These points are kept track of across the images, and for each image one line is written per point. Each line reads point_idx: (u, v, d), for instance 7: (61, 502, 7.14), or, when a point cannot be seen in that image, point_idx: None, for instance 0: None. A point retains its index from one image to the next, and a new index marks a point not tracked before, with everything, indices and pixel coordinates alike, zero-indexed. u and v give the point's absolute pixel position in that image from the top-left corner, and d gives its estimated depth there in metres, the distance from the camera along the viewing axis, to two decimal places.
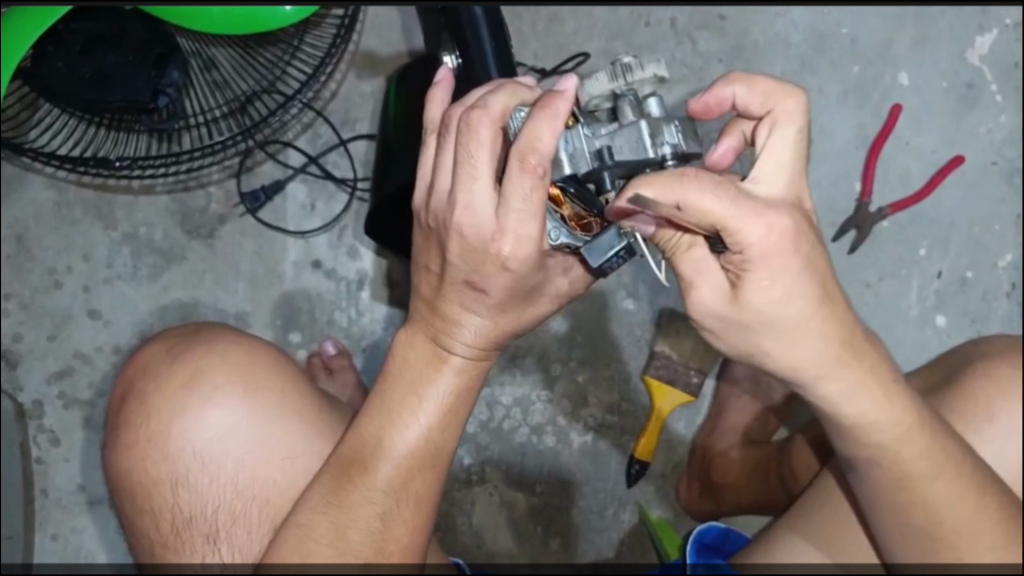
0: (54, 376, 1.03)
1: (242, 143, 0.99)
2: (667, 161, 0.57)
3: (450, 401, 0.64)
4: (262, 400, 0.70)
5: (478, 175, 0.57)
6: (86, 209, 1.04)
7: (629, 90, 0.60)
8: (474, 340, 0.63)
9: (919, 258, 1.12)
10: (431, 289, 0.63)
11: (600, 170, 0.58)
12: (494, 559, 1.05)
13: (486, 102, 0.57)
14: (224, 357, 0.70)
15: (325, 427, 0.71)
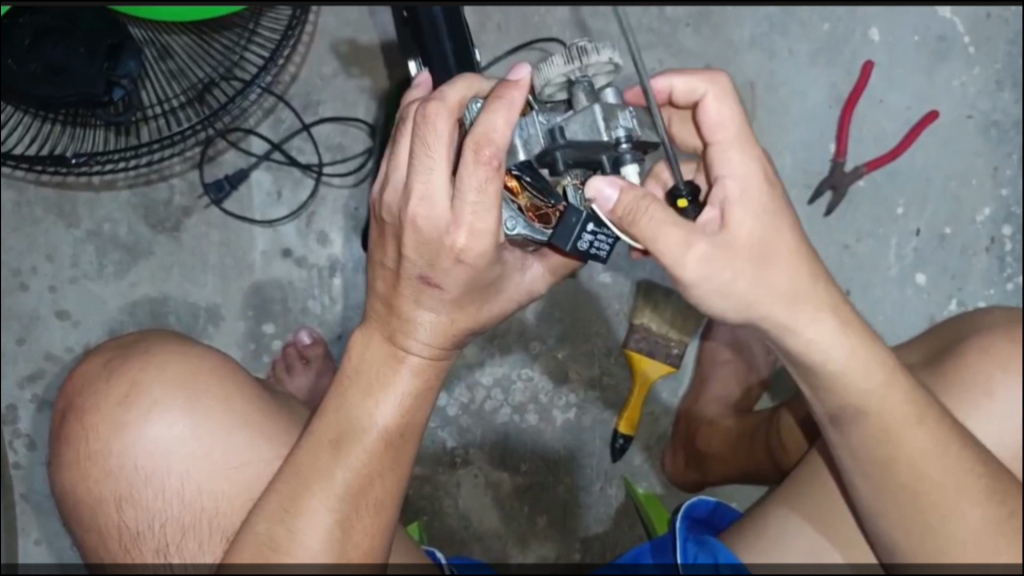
0: (26, 379, 1.01)
1: (203, 132, 0.97)
2: (621, 142, 0.57)
3: (408, 404, 0.63)
4: (202, 409, 0.68)
5: (436, 166, 0.56)
6: (47, 208, 1.01)
7: (586, 76, 0.58)
8: (433, 339, 0.62)
9: (897, 217, 1.11)
10: (389, 287, 0.62)
11: (552, 148, 0.58)
12: (482, 540, 1.05)
13: (441, 91, 0.56)
14: (159, 367, 0.68)
15: (268, 431, 0.69)
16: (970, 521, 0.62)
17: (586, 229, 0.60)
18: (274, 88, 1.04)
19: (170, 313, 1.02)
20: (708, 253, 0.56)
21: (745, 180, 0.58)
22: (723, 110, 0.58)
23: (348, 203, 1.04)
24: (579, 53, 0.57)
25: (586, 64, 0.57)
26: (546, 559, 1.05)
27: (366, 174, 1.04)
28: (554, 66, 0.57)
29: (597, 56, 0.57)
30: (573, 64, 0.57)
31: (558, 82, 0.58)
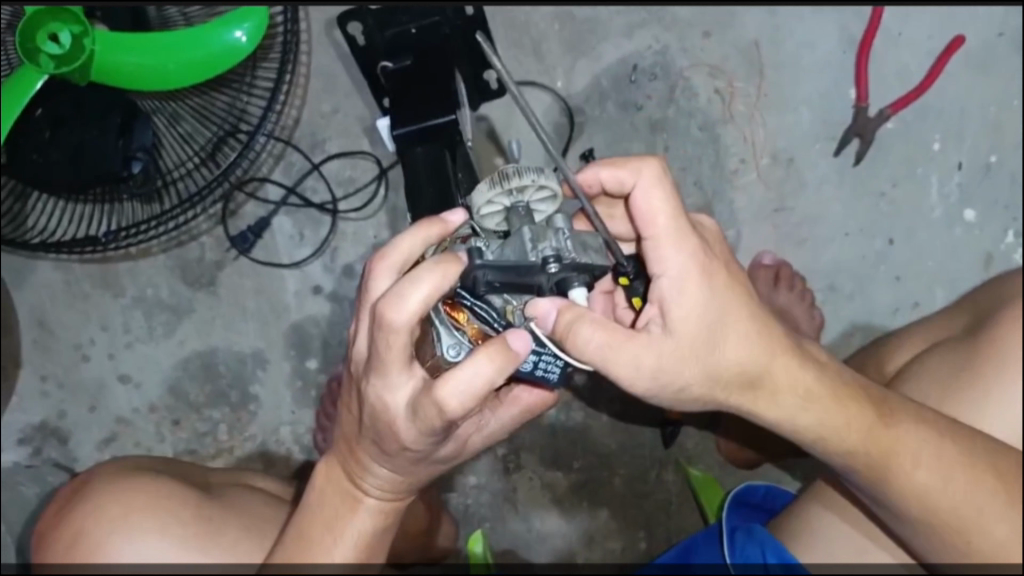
0: (101, 444, 1.08)
1: (218, 190, 1.01)
2: (548, 265, 0.55)
3: (365, 540, 0.67)
4: (170, 533, 0.76)
5: (391, 365, 0.56)
6: (94, 282, 1.08)
7: (518, 198, 0.56)
8: (383, 486, 0.65)
9: (933, 154, 1.05)
10: (350, 434, 0.65)
11: (472, 268, 0.55)
12: (546, 541, 1.05)
13: (401, 297, 0.53)
14: (104, 510, 0.76)
15: (210, 551, 0.77)
16: (999, 536, 0.66)
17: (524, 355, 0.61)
18: (280, 134, 1.07)
19: (219, 364, 1.07)
20: (663, 357, 0.58)
21: (682, 278, 0.58)
22: (658, 204, 0.57)
23: (367, 233, 1.07)
24: (502, 177, 0.56)
25: (511, 187, 0.55)
26: (614, 552, 1.05)
27: (379, 202, 1.06)
28: (480, 192, 0.56)
29: (520, 182, 0.55)
30: (497, 190, 0.56)
31: (493, 209, 0.57)
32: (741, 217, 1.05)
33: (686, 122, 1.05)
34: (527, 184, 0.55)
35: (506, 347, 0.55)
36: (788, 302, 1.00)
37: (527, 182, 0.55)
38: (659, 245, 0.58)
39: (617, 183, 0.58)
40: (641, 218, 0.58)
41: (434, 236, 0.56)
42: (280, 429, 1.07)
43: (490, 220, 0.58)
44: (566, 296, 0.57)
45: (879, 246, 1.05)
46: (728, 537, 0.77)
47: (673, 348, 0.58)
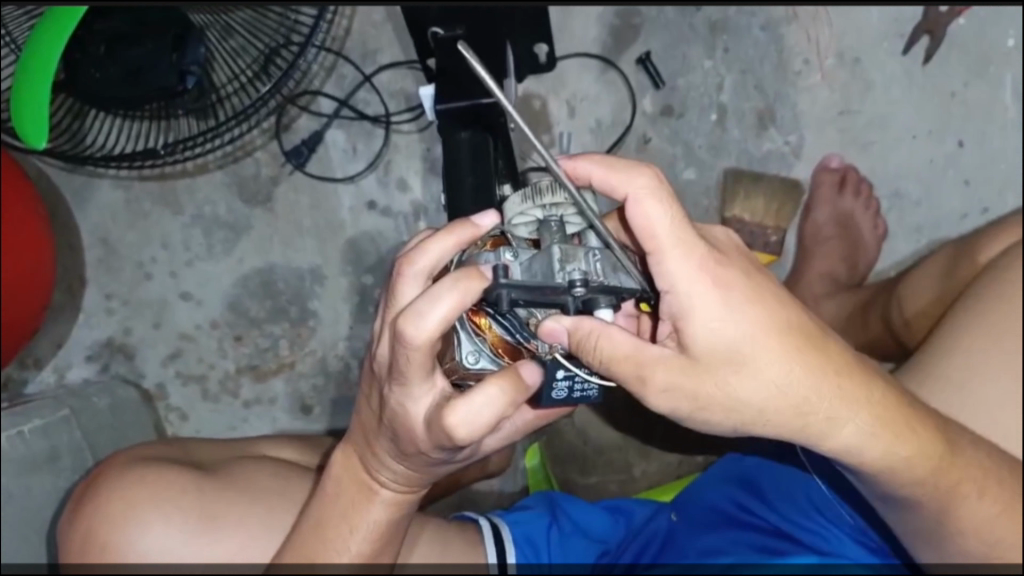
0: (167, 360, 1.10)
1: (272, 101, 1.01)
2: (575, 288, 0.47)
3: (380, 530, 0.63)
4: (174, 521, 0.71)
5: (410, 374, 0.51)
6: (153, 201, 1.09)
7: (551, 212, 0.50)
8: (399, 480, 0.61)
9: (1008, 51, 1.00)
10: (366, 428, 0.59)
11: (495, 285, 0.47)
12: (602, 455, 1.04)
13: (421, 311, 0.48)
14: (98, 512, 0.71)
15: (217, 536, 0.72)
16: None
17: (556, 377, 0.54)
18: (331, 46, 1.06)
19: (278, 280, 1.08)
20: (676, 382, 0.51)
21: (700, 299, 0.49)
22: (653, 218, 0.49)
23: (419, 146, 1.05)
24: (535, 191, 0.50)
25: (543, 203, 0.50)
26: (670, 464, 1.03)
27: (431, 114, 1.05)
28: (511, 204, 0.51)
29: (554, 199, 0.50)
30: (529, 205, 0.50)
31: (526, 222, 0.51)
32: (803, 121, 1.03)
33: (747, 23, 1.02)
34: (560, 202, 0.50)
35: (514, 374, 0.52)
36: (851, 208, 0.99)
37: (561, 200, 0.50)
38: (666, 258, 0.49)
39: (614, 185, 0.49)
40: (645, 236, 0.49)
41: (465, 240, 0.50)
42: (339, 344, 1.08)
43: (520, 230, 0.51)
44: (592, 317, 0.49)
45: (948, 149, 1.01)
46: None
47: (694, 371, 0.51)
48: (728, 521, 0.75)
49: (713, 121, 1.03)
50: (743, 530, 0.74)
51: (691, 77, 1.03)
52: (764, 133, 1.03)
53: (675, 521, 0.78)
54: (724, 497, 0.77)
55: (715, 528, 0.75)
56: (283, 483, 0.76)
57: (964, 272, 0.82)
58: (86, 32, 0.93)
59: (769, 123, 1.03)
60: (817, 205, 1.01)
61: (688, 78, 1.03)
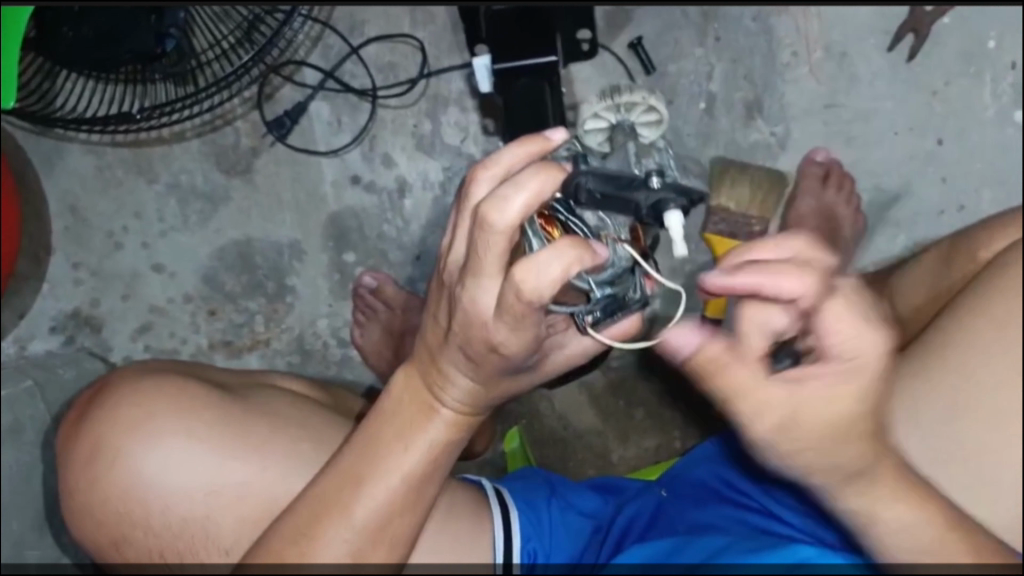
0: (137, 333, 1.06)
1: (255, 68, 0.98)
2: (649, 179, 0.56)
3: (436, 450, 0.62)
4: (190, 429, 0.70)
5: (484, 269, 0.52)
6: (126, 168, 1.06)
7: None
8: (462, 397, 0.60)
9: (989, 51, 1.02)
10: (436, 342, 0.59)
11: (576, 173, 0.56)
12: (582, 439, 1.05)
13: (505, 197, 0.49)
14: (113, 418, 0.70)
15: (233, 452, 0.70)
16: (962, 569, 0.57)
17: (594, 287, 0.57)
18: (318, 15, 1.04)
19: (256, 254, 1.06)
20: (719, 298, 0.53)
21: (867, 340, 0.52)
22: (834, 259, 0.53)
23: (407, 121, 1.04)
24: None
25: None
26: (648, 450, 1.04)
27: (420, 91, 1.03)
28: None
29: None
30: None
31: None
32: (790, 113, 1.04)
33: (739, 12, 1.03)
34: None
35: (584, 244, 0.51)
36: (834, 201, 1.00)
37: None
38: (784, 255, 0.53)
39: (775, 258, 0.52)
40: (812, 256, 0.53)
41: (533, 153, 0.53)
42: (317, 322, 1.06)
43: (587, 142, 0.61)
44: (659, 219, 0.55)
45: (928, 145, 1.03)
46: None
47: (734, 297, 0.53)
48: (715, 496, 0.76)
49: (701, 109, 1.03)
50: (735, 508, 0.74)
51: (682, 64, 1.03)
52: (752, 123, 1.04)
53: (663, 498, 0.78)
54: (709, 472, 0.79)
55: (704, 502, 0.76)
56: (300, 411, 0.75)
57: (955, 276, 0.82)
58: None
59: (757, 114, 1.04)
60: (801, 197, 1.01)
61: (679, 64, 1.03)
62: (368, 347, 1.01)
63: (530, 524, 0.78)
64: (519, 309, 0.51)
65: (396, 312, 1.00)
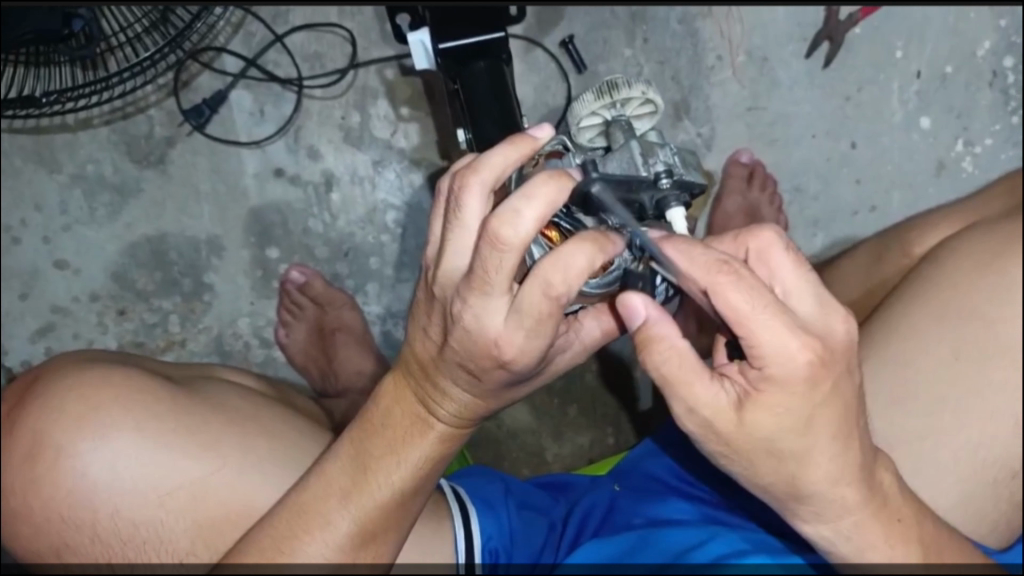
0: (37, 334, 0.99)
1: (172, 53, 0.92)
2: (659, 178, 0.52)
3: (425, 465, 0.59)
4: (144, 428, 0.64)
5: (492, 287, 0.48)
6: (25, 156, 0.98)
7: (620, 113, 0.59)
8: (459, 412, 0.57)
9: (896, 60, 1.08)
10: (427, 357, 0.55)
11: (588, 182, 0.50)
12: (516, 437, 1.04)
13: (517, 211, 0.45)
14: (58, 410, 0.63)
15: (189, 454, 0.65)
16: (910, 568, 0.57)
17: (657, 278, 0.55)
18: None
19: (171, 250, 1.00)
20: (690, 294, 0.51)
21: (796, 361, 0.48)
22: (785, 263, 0.52)
23: (334, 113, 1.00)
24: (610, 89, 0.59)
25: (618, 98, 0.59)
26: (582, 446, 1.04)
27: (349, 81, 1.00)
28: (586, 101, 0.59)
29: (626, 93, 0.58)
30: (604, 101, 0.59)
31: (594, 122, 0.59)
32: (715, 115, 1.06)
33: (666, 15, 1.05)
34: (632, 96, 0.59)
35: (600, 234, 0.49)
36: (758, 200, 1.03)
37: (631, 94, 0.59)
38: (777, 263, 0.52)
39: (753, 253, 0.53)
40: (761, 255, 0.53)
41: (525, 156, 0.49)
42: (238, 321, 1.01)
43: (585, 133, 0.60)
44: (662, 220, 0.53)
45: (842, 148, 1.08)
46: None
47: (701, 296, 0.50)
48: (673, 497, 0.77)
49: None
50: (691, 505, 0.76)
51: (611, 64, 1.04)
52: (679, 123, 1.06)
53: (617, 492, 0.79)
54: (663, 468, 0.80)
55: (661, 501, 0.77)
56: (256, 407, 0.71)
57: (889, 268, 0.85)
58: None
59: (683, 115, 1.06)
60: (726, 196, 1.04)
61: (609, 64, 1.04)
62: (293, 346, 0.98)
63: (491, 524, 0.76)
64: (545, 309, 0.48)
65: (324, 307, 0.97)
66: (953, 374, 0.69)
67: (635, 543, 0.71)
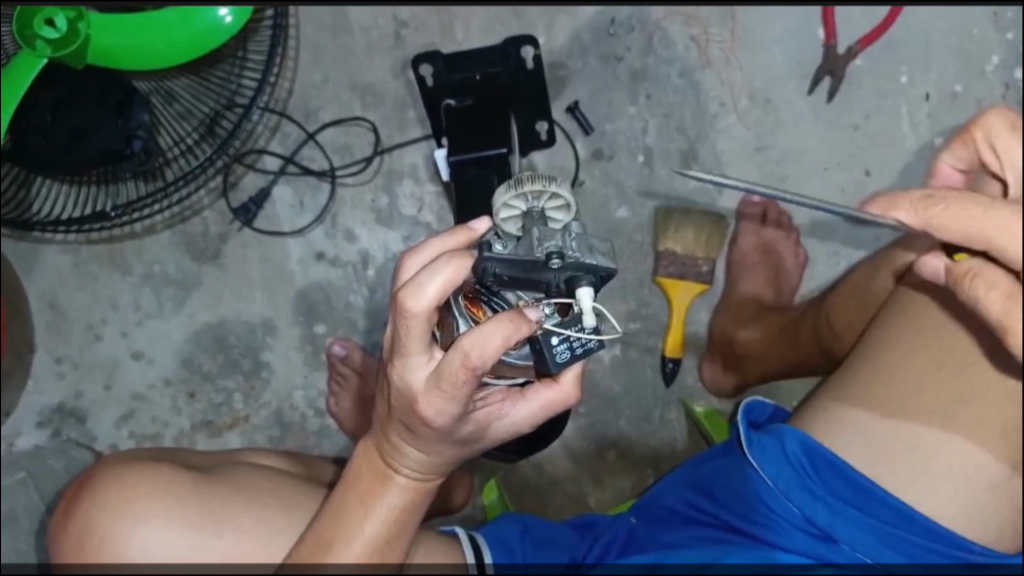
0: (120, 421, 1.10)
1: (219, 161, 1.03)
2: (552, 261, 0.58)
3: (395, 513, 0.72)
4: (173, 511, 0.78)
5: (410, 345, 0.62)
6: (101, 263, 1.11)
7: (534, 205, 0.62)
8: (415, 467, 0.70)
9: (902, 86, 1.09)
10: (381, 422, 0.69)
11: (480, 260, 0.59)
12: (558, 485, 1.08)
13: (420, 285, 0.59)
14: (103, 503, 0.78)
15: (214, 528, 0.79)
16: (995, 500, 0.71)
17: (554, 344, 0.62)
18: (275, 107, 1.11)
19: (230, 335, 1.10)
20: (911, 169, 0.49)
21: None
22: None
23: (365, 197, 1.10)
24: (520, 183, 0.62)
25: (527, 190, 0.61)
26: (623, 490, 1.08)
27: (376, 167, 1.10)
28: (499, 194, 0.63)
29: (533, 185, 0.61)
30: (514, 194, 0.61)
31: (511, 213, 0.63)
32: (723, 158, 1.10)
33: (666, 71, 1.11)
34: (539, 188, 0.61)
35: (517, 314, 0.58)
36: (773, 237, 1.06)
37: (541, 187, 0.62)
38: None
39: None
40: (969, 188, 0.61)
41: (460, 243, 0.63)
42: (294, 394, 1.10)
43: (508, 225, 0.63)
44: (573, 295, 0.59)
45: (856, 177, 1.09)
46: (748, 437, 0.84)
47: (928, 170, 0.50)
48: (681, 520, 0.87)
49: (640, 162, 1.10)
50: (697, 525, 0.86)
51: (618, 123, 1.10)
52: (689, 170, 1.10)
53: (634, 524, 0.89)
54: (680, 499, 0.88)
55: (669, 526, 0.87)
56: (275, 484, 0.84)
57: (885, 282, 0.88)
58: (29, 101, 0.95)
59: (693, 162, 1.10)
60: (742, 235, 1.07)
61: (615, 122, 1.10)
62: (342, 415, 1.06)
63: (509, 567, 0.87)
64: (460, 374, 0.60)
65: (365, 376, 1.04)
66: (942, 386, 0.71)
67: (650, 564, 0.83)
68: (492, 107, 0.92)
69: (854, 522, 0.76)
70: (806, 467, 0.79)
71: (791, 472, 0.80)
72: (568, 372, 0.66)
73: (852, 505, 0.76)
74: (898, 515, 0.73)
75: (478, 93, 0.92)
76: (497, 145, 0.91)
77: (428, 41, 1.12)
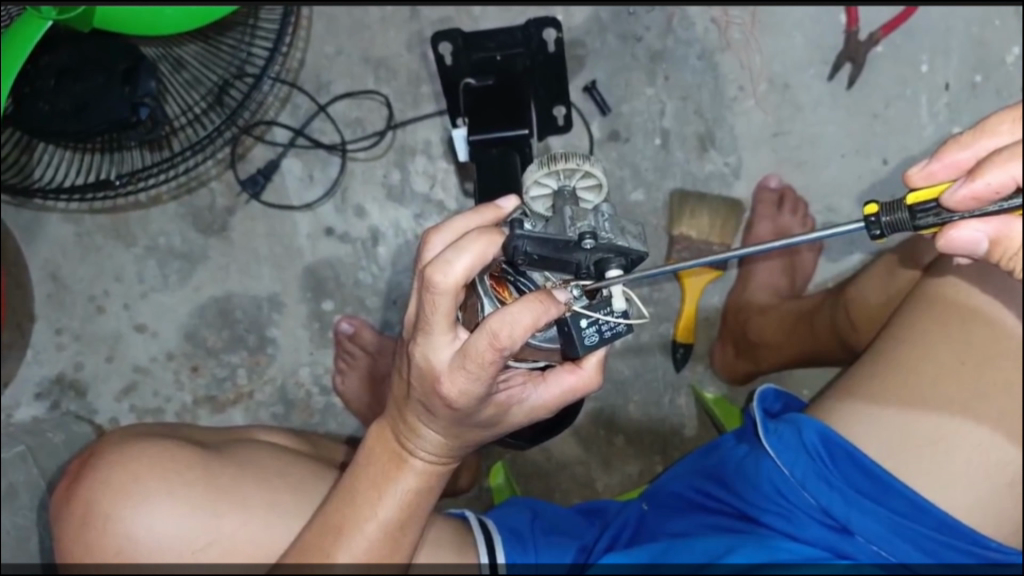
0: (121, 394, 1.08)
1: (229, 131, 1.00)
2: (584, 240, 0.57)
3: (408, 498, 0.71)
4: (178, 492, 0.77)
5: (434, 326, 0.59)
6: (104, 234, 1.09)
7: (564, 183, 0.63)
8: (431, 450, 0.68)
9: (922, 75, 1.08)
10: (399, 402, 0.67)
11: (512, 237, 0.57)
12: (566, 468, 1.08)
13: (448, 261, 0.56)
14: (105, 482, 0.76)
15: (221, 509, 0.78)
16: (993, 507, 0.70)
17: (583, 326, 0.60)
18: (286, 77, 1.09)
19: (236, 309, 1.08)
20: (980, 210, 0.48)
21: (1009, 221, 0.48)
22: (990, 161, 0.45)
23: (376, 172, 1.08)
24: (550, 159, 0.63)
25: (557, 168, 0.63)
26: (631, 475, 1.07)
27: (388, 142, 1.08)
28: (529, 170, 0.64)
29: (565, 163, 0.62)
30: (546, 171, 0.63)
31: (542, 191, 0.64)
32: (741, 143, 1.09)
33: (685, 53, 1.09)
34: (571, 166, 0.63)
35: (546, 295, 0.57)
36: (789, 223, 1.05)
37: (574, 165, 0.63)
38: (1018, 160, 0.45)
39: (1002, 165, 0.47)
40: (974, 129, 0.50)
41: (489, 221, 0.60)
42: (300, 370, 1.08)
43: (538, 203, 0.65)
44: (602, 279, 0.58)
45: (874, 165, 1.08)
46: (761, 425, 0.83)
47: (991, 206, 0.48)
48: (693, 509, 0.86)
49: (656, 144, 1.08)
50: (711, 516, 0.84)
51: (635, 104, 1.09)
52: (705, 154, 1.08)
53: (645, 510, 0.89)
54: (689, 485, 0.88)
55: (682, 513, 0.86)
56: (283, 464, 0.82)
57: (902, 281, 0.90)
58: (35, 66, 0.92)
59: (709, 146, 1.09)
60: (758, 220, 1.05)
61: (632, 104, 1.09)
62: (349, 394, 1.05)
63: (516, 552, 0.86)
64: (489, 356, 0.57)
65: (374, 355, 1.03)
66: (966, 378, 0.70)
67: (658, 554, 0.81)
68: (507, 91, 0.89)
69: (871, 514, 0.75)
70: (823, 458, 0.77)
71: (808, 461, 0.78)
72: (590, 357, 0.64)
73: (871, 498, 0.75)
74: (916, 510, 0.72)
75: (498, 74, 0.89)
76: (520, 126, 0.88)
77: (443, 15, 1.09)
